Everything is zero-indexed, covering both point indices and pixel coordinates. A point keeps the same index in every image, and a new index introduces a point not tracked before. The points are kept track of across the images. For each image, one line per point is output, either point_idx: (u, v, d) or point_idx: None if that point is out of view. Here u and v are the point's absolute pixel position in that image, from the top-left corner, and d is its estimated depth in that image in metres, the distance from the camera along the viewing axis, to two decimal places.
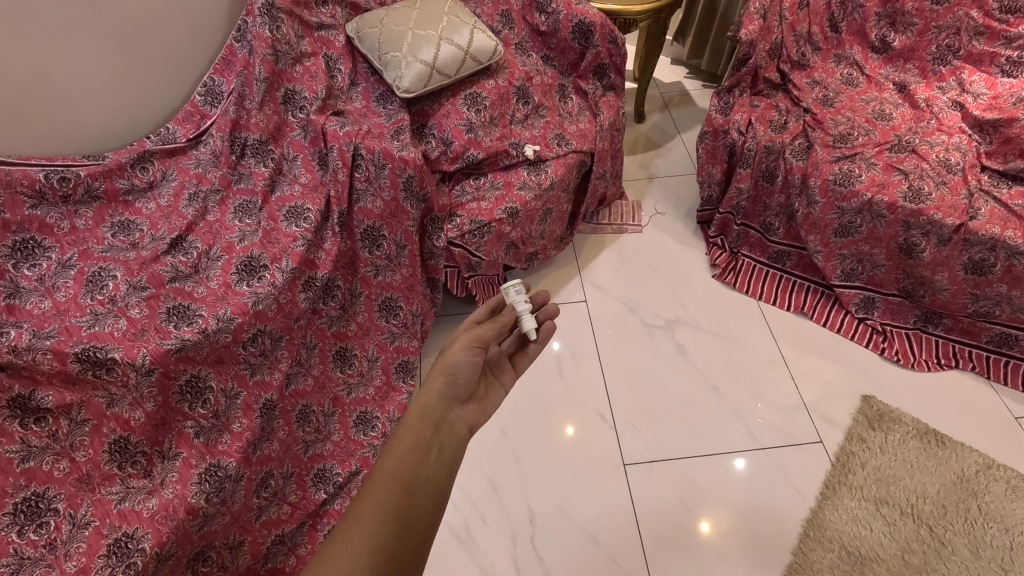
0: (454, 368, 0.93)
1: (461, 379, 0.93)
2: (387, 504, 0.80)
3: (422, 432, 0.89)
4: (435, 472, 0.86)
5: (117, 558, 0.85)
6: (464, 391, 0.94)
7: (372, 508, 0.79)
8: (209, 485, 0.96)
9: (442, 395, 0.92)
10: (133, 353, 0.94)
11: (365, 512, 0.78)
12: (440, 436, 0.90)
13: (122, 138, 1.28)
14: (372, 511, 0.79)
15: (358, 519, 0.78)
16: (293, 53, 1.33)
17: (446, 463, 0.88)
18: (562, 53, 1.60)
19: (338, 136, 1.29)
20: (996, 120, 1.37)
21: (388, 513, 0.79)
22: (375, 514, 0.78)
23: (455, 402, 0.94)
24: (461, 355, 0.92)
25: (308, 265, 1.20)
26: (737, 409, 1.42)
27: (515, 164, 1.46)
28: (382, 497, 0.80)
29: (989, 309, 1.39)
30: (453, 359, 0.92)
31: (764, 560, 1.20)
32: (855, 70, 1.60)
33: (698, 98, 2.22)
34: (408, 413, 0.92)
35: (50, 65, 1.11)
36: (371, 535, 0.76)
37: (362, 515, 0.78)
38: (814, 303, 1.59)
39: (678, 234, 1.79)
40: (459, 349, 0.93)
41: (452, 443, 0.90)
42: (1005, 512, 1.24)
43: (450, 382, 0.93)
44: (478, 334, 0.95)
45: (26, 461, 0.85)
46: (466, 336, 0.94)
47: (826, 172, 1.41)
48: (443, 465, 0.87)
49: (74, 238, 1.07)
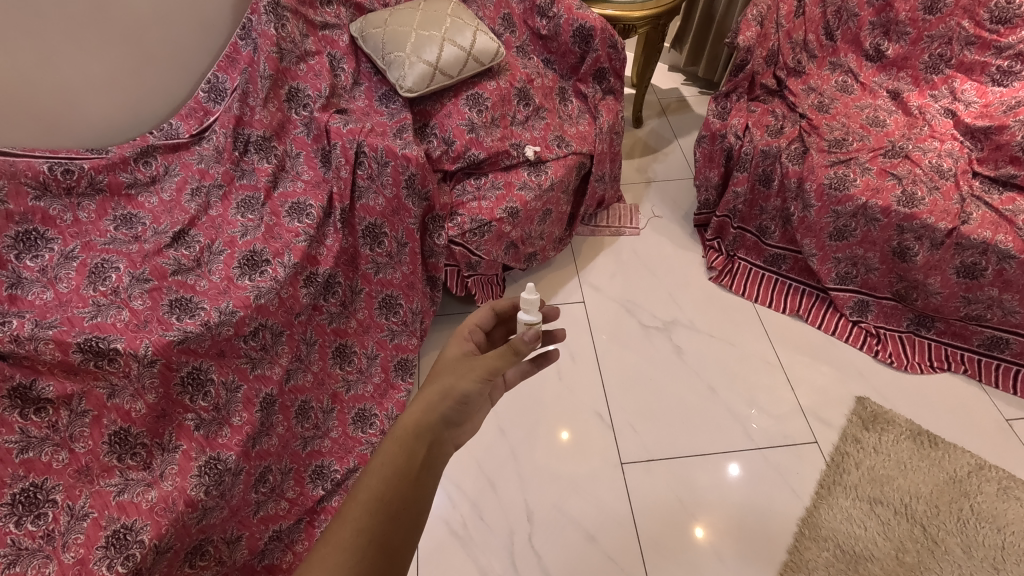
0: (466, 396, 0.72)
1: (472, 408, 0.74)
2: (370, 533, 0.61)
3: (416, 453, 0.68)
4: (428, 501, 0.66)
5: (115, 550, 0.84)
6: (470, 418, 0.74)
7: (350, 532, 0.61)
8: (208, 478, 0.96)
9: (442, 418, 0.71)
10: (136, 344, 0.95)
11: (343, 539, 0.60)
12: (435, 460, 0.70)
13: (127, 133, 1.29)
14: (352, 538, 0.60)
15: (330, 548, 0.59)
16: (298, 51, 1.35)
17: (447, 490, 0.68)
18: (562, 56, 1.62)
19: (341, 133, 1.30)
20: (987, 127, 1.41)
21: (371, 545, 0.60)
22: (356, 543, 0.60)
23: (457, 428, 0.73)
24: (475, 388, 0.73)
25: (310, 260, 1.21)
26: (733, 409, 1.43)
27: (515, 165, 1.47)
28: (363, 523, 0.61)
29: (981, 313, 1.42)
30: (467, 387, 0.72)
31: (760, 558, 1.21)
32: (849, 78, 1.64)
33: (695, 104, 2.25)
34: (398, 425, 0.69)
35: (56, 59, 1.12)
36: (346, 566, 0.58)
37: (337, 540, 0.60)
38: (809, 306, 1.61)
39: (676, 237, 1.81)
40: (477, 376, 0.73)
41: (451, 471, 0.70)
42: (998, 512, 1.25)
43: (457, 412, 0.72)
44: (495, 367, 0.74)
45: (25, 451, 0.85)
46: (483, 366, 0.74)
47: (821, 176, 1.43)
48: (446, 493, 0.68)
49: (76, 230, 1.08)
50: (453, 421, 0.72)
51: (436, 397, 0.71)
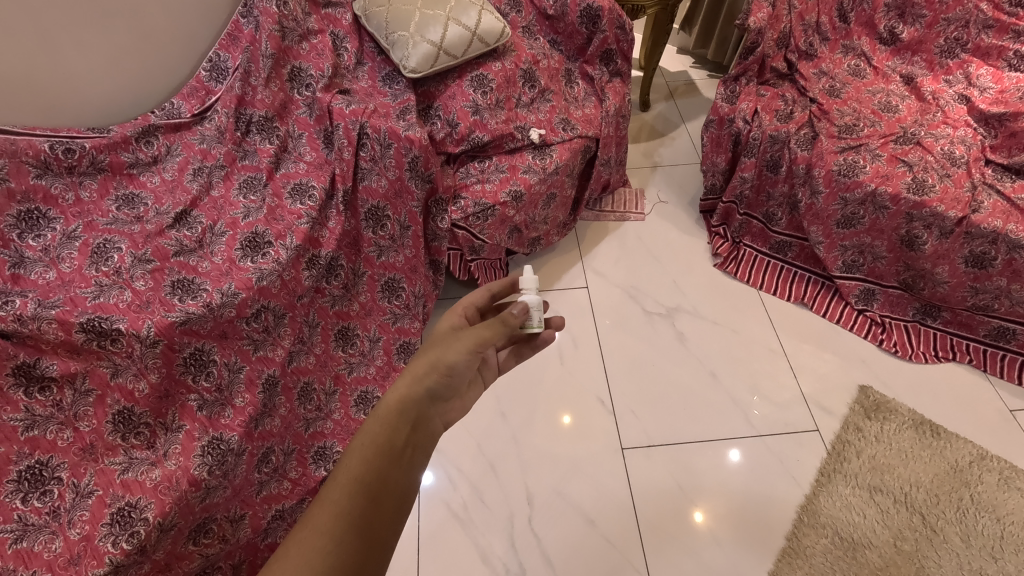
0: (451, 369, 0.79)
1: (456, 379, 0.82)
2: (346, 514, 0.69)
3: (396, 432, 0.76)
4: (406, 477, 0.75)
5: (120, 527, 0.85)
6: (453, 391, 0.83)
7: (328, 517, 0.68)
8: (211, 458, 0.96)
9: (427, 392, 0.79)
10: (138, 324, 0.95)
11: (322, 524, 0.68)
12: (416, 437, 0.78)
13: (128, 112, 1.26)
14: (330, 521, 0.68)
15: (308, 531, 0.67)
16: (300, 30, 1.35)
17: (421, 469, 0.77)
18: (569, 37, 1.59)
19: (344, 114, 1.30)
20: (1001, 114, 1.38)
21: (346, 526, 0.68)
22: (335, 526, 0.68)
23: (437, 401, 0.82)
24: (462, 357, 0.79)
25: (312, 243, 1.21)
26: (735, 397, 1.43)
27: (519, 148, 1.46)
28: (342, 508, 0.69)
29: (988, 303, 1.41)
30: (452, 360, 0.78)
31: (758, 544, 1.22)
32: (862, 61, 1.61)
33: (703, 88, 2.21)
34: (382, 405, 0.78)
35: (57, 34, 1.10)
36: (325, 548, 0.66)
37: (315, 525, 0.68)
38: (815, 294, 1.60)
39: (680, 223, 1.79)
40: (462, 348, 0.79)
41: (426, 447, 0.79)
42: (998, 502, 1.26)
43: (438, 385, 0.80)
44: (485, 335, 0.80)
45: (30, 429, 0.86)
46: (472, 335, 0.80)
47: (830, 162, 1.42)
48: (420, 470, 0.77)
49: (79, 210, 1.08)
50: (435, 395, 0.81)
51: (421, 372, 0.79)
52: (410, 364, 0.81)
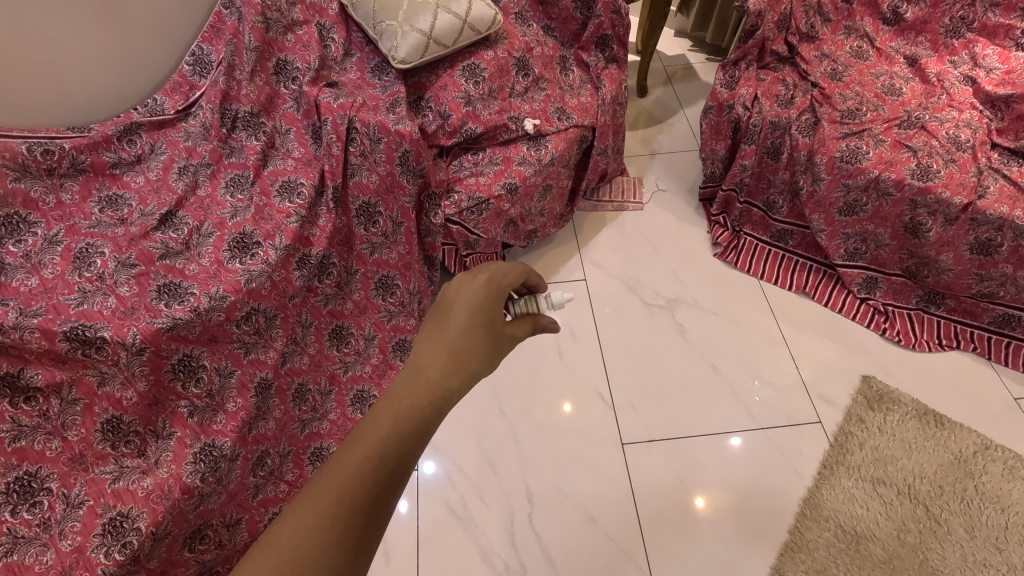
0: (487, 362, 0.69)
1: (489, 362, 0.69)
2: (363, 477, 0.56)
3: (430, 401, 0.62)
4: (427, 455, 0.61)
5: (113, 537, 0.84)
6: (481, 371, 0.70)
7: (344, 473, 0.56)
8: (203, 465, 0.95)
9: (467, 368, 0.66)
10: (123, 332, 0.93)
11: (336, 481, 0.55)
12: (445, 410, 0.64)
13: (109, 110, 1.23)
14: (344, 481, 0.55)
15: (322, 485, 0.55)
16: (285, 21, 1.31)
17: None
18: (563, 23, 1.55)
19: (332, 108, 1.26)
20: (1008, 95, 1.34)
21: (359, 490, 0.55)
22: (347, 488, 0.55)
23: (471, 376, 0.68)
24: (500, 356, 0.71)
25: (302, 242, 1.18)
26: (736, 389, 1.41)
27: (514, 139, 1.42)
28: (360, 466, 0.56)
29: (993, 290, 1.38)
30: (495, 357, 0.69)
31: (760, 537, 1.21)
32: (865, 43, 1.56)
33: (702, 72, 2.16)
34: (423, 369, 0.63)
35: (31, 30, 1.05)
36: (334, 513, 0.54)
37: (328, 481, 0.55)
38: (816, 283, 1.58)
39: (679, 212, 1.76)
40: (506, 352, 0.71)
41: None
42: (1002, 492, 1.24)
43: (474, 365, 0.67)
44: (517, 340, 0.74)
45: (17, 440, 0.84)
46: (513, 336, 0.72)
47: (832, 149, 1.38)
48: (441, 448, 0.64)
49: (60, 213, 1.05)
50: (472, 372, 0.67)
51: (469, 348, 0.65)
52: (442, 333, 0.66)
